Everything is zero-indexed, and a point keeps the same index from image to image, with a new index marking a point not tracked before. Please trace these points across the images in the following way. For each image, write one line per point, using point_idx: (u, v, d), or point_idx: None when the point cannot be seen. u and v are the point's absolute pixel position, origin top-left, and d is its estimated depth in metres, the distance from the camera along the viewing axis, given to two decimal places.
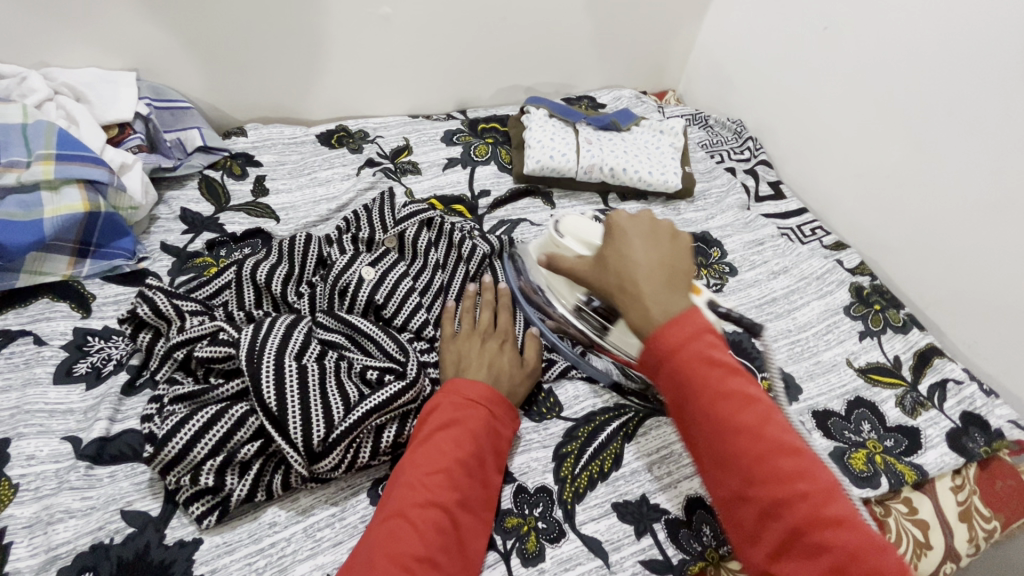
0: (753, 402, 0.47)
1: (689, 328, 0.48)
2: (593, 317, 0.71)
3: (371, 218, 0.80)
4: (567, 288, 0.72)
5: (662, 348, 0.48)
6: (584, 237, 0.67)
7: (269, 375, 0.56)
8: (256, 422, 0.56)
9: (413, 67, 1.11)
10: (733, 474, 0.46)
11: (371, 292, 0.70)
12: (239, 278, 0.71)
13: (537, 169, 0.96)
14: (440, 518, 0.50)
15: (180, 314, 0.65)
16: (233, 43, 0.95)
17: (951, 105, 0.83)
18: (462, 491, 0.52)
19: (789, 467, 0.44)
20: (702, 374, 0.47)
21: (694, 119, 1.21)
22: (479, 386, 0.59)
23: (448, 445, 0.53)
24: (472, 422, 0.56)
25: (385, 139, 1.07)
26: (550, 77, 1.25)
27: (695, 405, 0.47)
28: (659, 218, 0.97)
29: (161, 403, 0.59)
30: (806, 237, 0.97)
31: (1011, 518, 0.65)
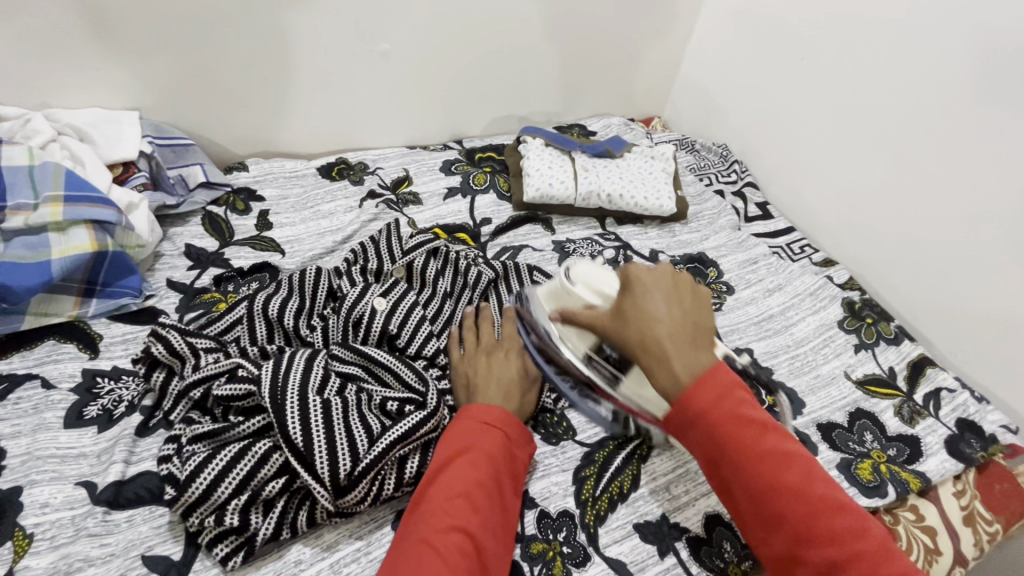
0: (794, 461, 0.50)
1: (717, 387, 0.51)
2: (604, 366, 0.63)
3: (379, 250, 0.82)
4: (579, 339, 0.64)
5: (696, 412, 0.51)
6: (598, 288, 0.63)
7: (294, 410, 0.56)
8: (280, 458, 0.56)
9: (409, 100, 1.14)
10: (783, 535, 0.48)
11: (383, 322, 0.71)
12: (251, 312, 0.71)
13: (536, 197, 0.99)
14: (462, 541, 0.50)
15: (194, 352, 0.65)
16: (234, 80, 0.97)
17: (923, 125, 0.89)
18: (484, 516, 0.53)
19: (836, 523, 0.48)
20: (739, 435, 0.50)
21: (681, 143, 1.26)
22: (496, 409, 0.60)
23: (470, 470, 0.54)
24: (488, 444, 0.57)
25: (385, 170, 1.09)
26: (542, 106, 1.29)
27: (735, 472, 0.50)
28: (655, 240, 1.00)
29: (178, 443, 0.59)
30: (797, 255, 1.00)
31: (1010, 520, 0.68)
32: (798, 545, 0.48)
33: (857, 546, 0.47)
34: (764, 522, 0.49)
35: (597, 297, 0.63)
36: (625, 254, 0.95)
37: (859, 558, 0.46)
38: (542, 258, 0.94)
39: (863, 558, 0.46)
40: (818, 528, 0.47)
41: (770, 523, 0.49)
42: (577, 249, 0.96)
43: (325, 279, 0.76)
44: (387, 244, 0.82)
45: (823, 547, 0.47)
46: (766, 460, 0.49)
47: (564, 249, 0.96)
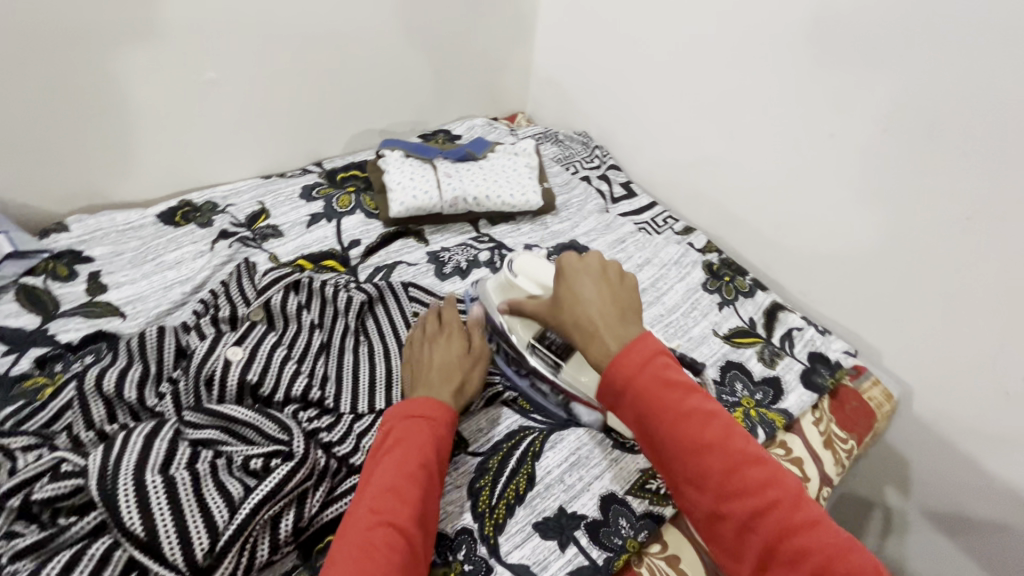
0: (714, 419, 0.53)
1: (642, 354, 0.55)
2: (547, 355, 0.69)
3: (230, 293, 0.76)
4: (523, 328, 0.72)
5: (622, 377, 0.54)
6: (537, 278, 0.71)
7: (129, 499, 0.49)
8: (124, 555, 0.50)
9: (253, 128, 1.06)
10: (708, 491, 0.51)
11: (240, 373, 0.66)
12: (82, 394, 0.63)
13: (402, 211, 0.96)
14: (393, 535, 0.50)
15: (10, 454, 0.58)
16: (31, 132, 0.85)
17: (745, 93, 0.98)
18: (418, 507, 0.53)
19: (756, 476, 0.51)
20: (660, 398, 0.53)
21: (546, 136, 1.29)
22: (431, 402, 0.61)
23: (404, 462, 0.55)
24: (420, 435, 0.58)
25: (237, 206, 1.01)
26: (402, 116, 1.26)
27: (659, 432, 0.53)
28: (529, 235, 1.01)
29: None
30: (661, 227, 1.06)
31: (861, 434, 0.76)
32: (722, 500, 0.50)
33: (772, 495, 0.50)
34: (692, 481, 0.52)
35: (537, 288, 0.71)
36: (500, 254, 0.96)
37: (779, 507, 0.49)
38: (417, 271, 0.92)
39: (783, 508, 0.49)
40: (737, 482, 0.50)
41: (697, 482, 0.51)
42: (452, 256, 0.95)
43: (171, 338, 0.69)
44: (241, 286, 0.76)
45: (745, 499, 0.50)
46: (689, 419, 0.52)
47: (439, 258, 0.94)
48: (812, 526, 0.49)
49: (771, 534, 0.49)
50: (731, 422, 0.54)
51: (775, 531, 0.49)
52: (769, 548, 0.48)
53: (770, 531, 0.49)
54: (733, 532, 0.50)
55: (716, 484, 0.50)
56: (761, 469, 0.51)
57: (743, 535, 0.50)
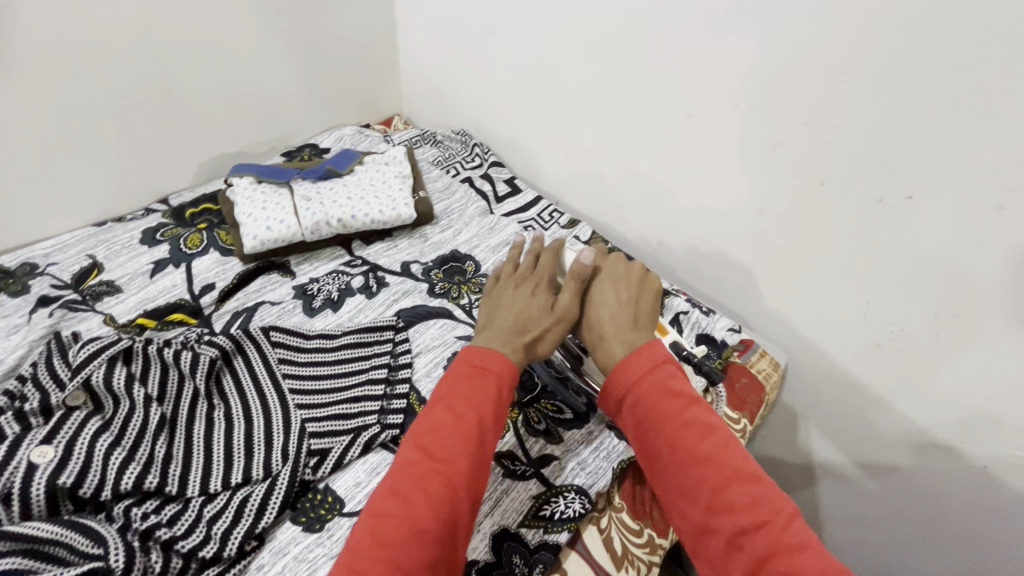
0: (710, 429, 0.50)
1: (649, 362, 0.54)
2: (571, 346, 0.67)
3: (38, 379, 0.64)
4: None
5: (626, 381, 0.54)
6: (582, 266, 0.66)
7: None
8: None
9: (69, 172, 0.92)
10: (698, 502, 0.47)
11: (51, 477, 0.55)
12: None
13: (256, 246, 0.86)
14: (446, 486, 0.48)
15: None
16: None
17: None
18: (466, 464, 0.49)
19: (746, 493, 0.46)
20: (659, 406, 0.52)
21: (422, 138, 1.21)
22: (492, 356, 0.57)
23: (452, 414, 0.52)
24: (489, 380, 0.55)
25: (61, 265, 0.87)
26: (259, 135, 1.14)
27: (656, 439, 0.51)
28: (407, 251, 0.94)
29: None
30: (547, 223, 1.02)
31: (750, 411, 0.77)
32: (710, 513, 0.46)
33: (763, 512, 0.44)
34: (684, 492, 0.48)
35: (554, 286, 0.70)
36: (375, 277, 0.88)
37: (766, 526, 0.43)
38: (282, 310, 0.83)
39: (772, 528, 0.43)
40: (726, 494, 0.46)
41: (689, 495, 0.48)
42: (322, 287, 0.86)
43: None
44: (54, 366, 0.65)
45: (733, 514, 0.45)
46: (683, 427, 0.50)
47: (307, 291, 0.86)
48: (801, 552, 0.42)
49: (755, 556, 0.42)
50: (732, 438, 0.50)
51: (761, 553, 0.42)
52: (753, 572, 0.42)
53: (757, 551, 0.43)
54: (720, 551, 0.44)
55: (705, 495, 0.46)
56: (755, 485, 0.46)
57: (729, 554, 0.44)
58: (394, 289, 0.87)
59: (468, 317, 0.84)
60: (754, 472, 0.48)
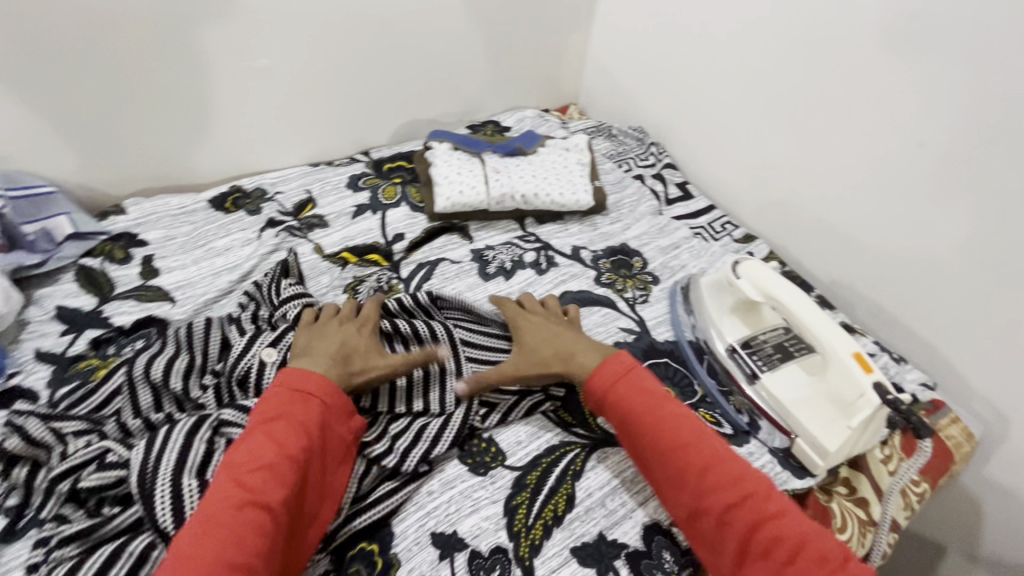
0: (687, 421, 0.59)
1: (619, 368, 0.63)
2: (746, 362, 0.71)
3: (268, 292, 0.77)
4: (730, 329, 0.75)
5: (603, 386, 0.62)
6: (761, 286, 0.69)
7: (165, 500, 0.53)
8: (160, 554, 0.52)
9: (303, 116, 1.05)
10: (686, 488, 0.55)
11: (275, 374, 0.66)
12: (132, 379, 0.64)
13: (448, 206, 0.94)
14: (261, 518, 0.49)
15: (63, 438, 0.59)
16: (99, 117, 0.87)
17: (823, 91, 0.90)
18: (267, 493, 0.50)
19: (726, 476, 0.54)
20: (638, 404, 0.60)
21: (598, 130, 1.23)
22: (313, 376, 0.58)
23: (264, 445, 0.53)
24: (297, 412, 0.56)
25: (285, 194, 1.01)
26: (451, 106, 1.23)
27: (641, 434, 0.59)
28: (577, 236, 0.96)
29: (46, 548, 0.53)
30: (718, 233, 1.00)
31: (935, 476, 0.69)
32: (700, 496, 0.54)
33: (743, 489, 0.54)
34: (671, 481, 0.57)
35: (762, 298, 0.69)
36: (547, 255, 0.92)
37: (753, 499, 0.53)
38: (461, 270, 0.89)
39: (757, 501, 0.53)
40: (709, 478, 0.54)
41: (678, 485, 0.56)
42: (497, 255, 0.91)
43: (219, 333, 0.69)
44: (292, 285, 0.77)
45: (723, 497, 0.53)
46: (661, 422, 0.58)
47: (484, 257, 0.91)
48: (784, 517, 0.52)
49: (746, 527, 0.52)
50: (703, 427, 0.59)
51: (751, 523, 0.52)
52: (746, 542, 0.51)
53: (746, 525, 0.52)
54: (712, 527, 0.53)
55: (691, 483, 0.55)
56: (733, 464, 0.56)
57: (721, 531, 0.53)
58: (562, 270, 0.90)
59: (631, 311, 0.84)
60: (730, 453, 0.57)
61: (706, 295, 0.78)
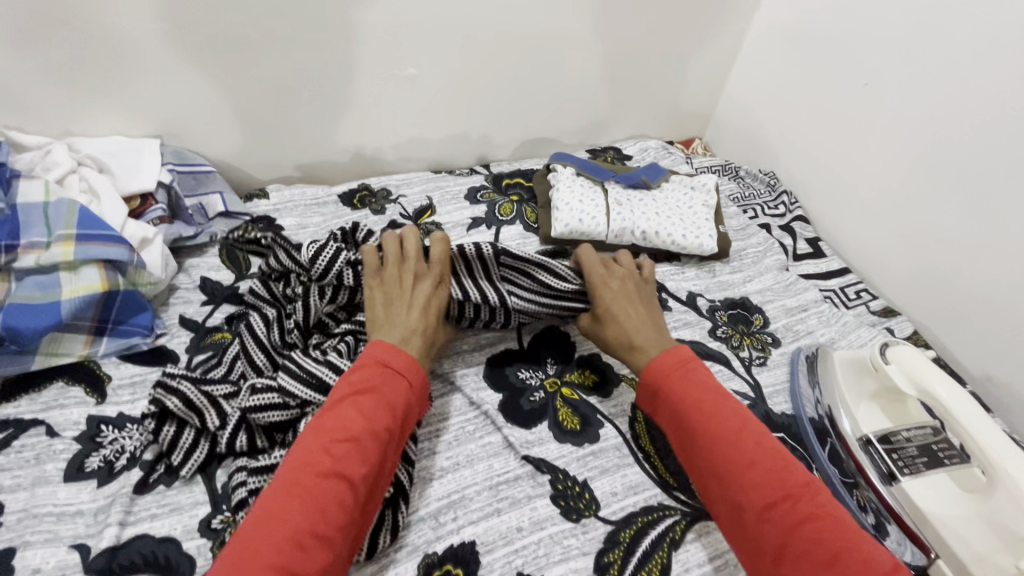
0: (741, 420, 0.57)
1: (675, 358, 0.63)
2: (883, 460, 0.63)
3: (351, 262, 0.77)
4: (868, 418, 0.67)
5: (656, 376, 0.62)
6: (914, 375, 0.62)
7: None
8: None
9: (435, 124, 1.09)
10: (727, 484, 0.54)
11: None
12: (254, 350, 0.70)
13: (565, 233, 0.92)
14: (338, 496, 0.49)
15: (212, 402, 0.63)
16: (259, 110, 0.95)
17: (1008, 166, 0.79)
18: (351, 468, 0.50)
19: (772, 473, 0.53)
20: (693, 397, 0.59)
21: (724, 170, 1.17)
22: (404, 356, 0.59)
23: (343, 420, 0.53)
24: (378, 386, 0.56)
25: (408, 197, 1.04)
26: (574, 128, 1.22)
27: (693, 427, 0.57)
28: (694, 282, 0.91)
29: (190, 511, 0.60)
30: (852, 301, 0.92)
31: None
32: (743, 491, 0.52)
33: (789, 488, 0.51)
34: (716, 475, 0.55)
35: (915, 392, 0.62)
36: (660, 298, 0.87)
37: (803, 495, 0.51)
38: None
39: (799, 499, 0.51)
40: (757, 475, 0.53)
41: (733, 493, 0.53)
42: None
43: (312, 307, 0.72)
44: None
45: (782, 507, 0.50)
46: (716, 415, 0.57)
47: None
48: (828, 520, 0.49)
49: (789, 524, 0.49)
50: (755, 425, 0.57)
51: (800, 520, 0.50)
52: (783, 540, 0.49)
53: (786, 523, 0.50)
54: (751, 522, 0.51)
55: (739, 478, 0.53)
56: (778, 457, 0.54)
57: (760, 527, 0.51)
58: (675, 316, 0.85)
59: (746, 373, 0.78)
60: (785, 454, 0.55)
61: (842, 371, 0.71)
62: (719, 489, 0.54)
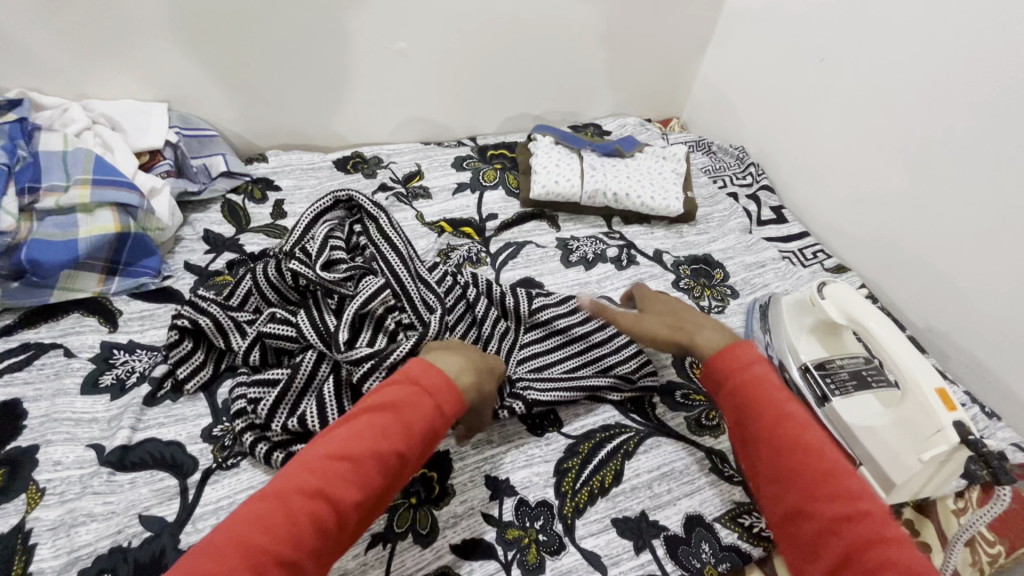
0: (812, 429, 0.53)
1: (744, 357, 0.60)
2: (818, 384, 0.71)
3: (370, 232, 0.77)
4: (807, 350, 0.75)
5: (722, 372, 0.60)
6: (845, 308, 0.68)
7: (285, 407, 0.63)
8: (279, 455, 0.62)
9: (425, 98, 1.16)
10: (793, 490, 0.50)
11: (360, 329, 0.69)
12: (258, 285, 0.75)
13: (543, 194, 1.00)
14: (321, 515, 0.44)
15: (239, 326, 0.71)
16: (259, 79, 1.02)
17: (948, 131, 0.86)
18: (348, 484, 0.46)
19: (843, 486, 0.49)
20: (761, 399, 0.56)
21: (697, 145, 1.24)
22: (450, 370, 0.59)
23: (365, 428, 0.49)
24: (412, 406, 0.51)
25: (398, 164, 1.11)
26: (557, 105, 1.29)
27: (758, 428, 0.55)
28: (662, 241, 0.99)
29: (193, 421, 0.66)
30: (808, 260, 0.99)
31: (1018, 544, 0.63)
32: (808, 499, 0.49)
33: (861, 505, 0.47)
34: (779, 479, 0.52)
35: (846, 321, 0.69)
36: (628, 254, 0.95)
37: (868, 518, 0.46)
38: (544, 254, 0.94)
39: (874, 517, 0.46)
40: (827, 485, 0.49)
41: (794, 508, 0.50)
42: (581, 247, 0.96)
43: (304, 274, 0.71)
44: (380, 231, 0.76)
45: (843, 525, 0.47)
46: (784, 420, 0.54)
47: (568, 246, 0.96)
48: (902, 545, 0.44)
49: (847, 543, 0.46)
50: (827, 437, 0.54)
51: (862, 539, 0.45)
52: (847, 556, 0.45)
53: (853, 538, 0.46)
54: (812, 538, 0.48)
55: (804, 484, 0.50)
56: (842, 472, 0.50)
57: (823, 538, 0.47)
58: (642, 269, 0.93)
59: None
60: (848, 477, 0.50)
61: (788, 310, 0.78)
62: (779, 495, 0.51)
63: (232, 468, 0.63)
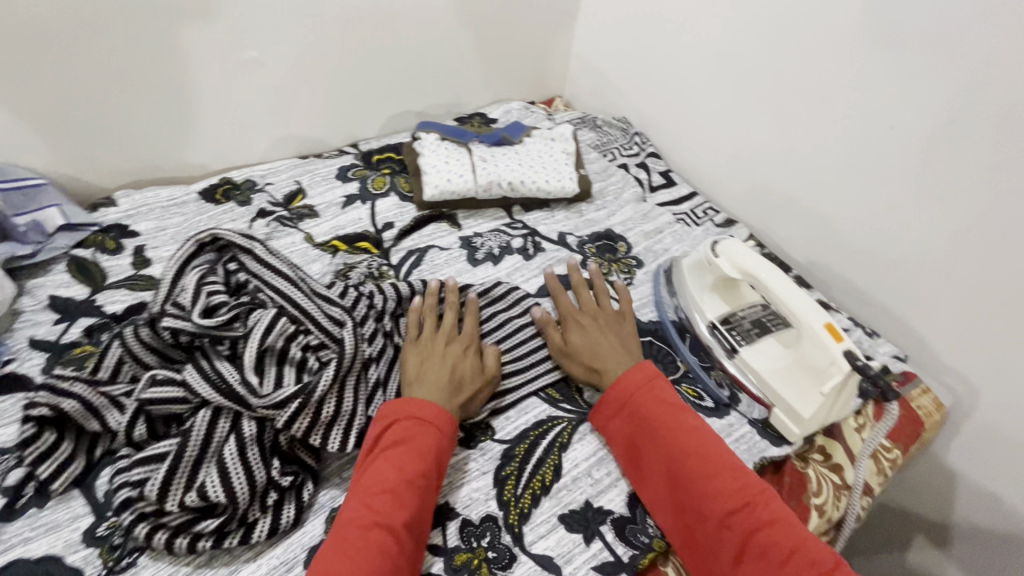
0: (698, 430, 0.62)
1: (640, 375, 0.66)
2: (726, 338, 0.74)
3: (248, 267, 0.69)
4: (711, 307, 0.78)
5: (621, 393, 0.65)
6: (738, 263, 0.72)
7: (180, 482, 0.55)
8: (183, 542, 0.54)
9: (293, 109, 1.07)
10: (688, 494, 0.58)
11: (263, 368, 0.63)
12: (128, 348, 0.64)
13: (436, 195, 0.96)
14: None
15: (113, 401, 0.61)
16: (86, 113, 0.88)
17: (799, 81, 0.93)
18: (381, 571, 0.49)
19: (732, 482, 0.57)
20: (660, 414, 0.63)
21: (584, 121, 1.25)
22: (431, 406, 0.61)
23: (377, 515, 0.52)
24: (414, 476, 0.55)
25: (276, 185, 1.01)
26: (438, 99, 1.25)
27: (656, 441, 0.61)
28: (564, 223, 0.99)
29: (67, 526, 0.57)
30: (700, 219, 1.04)
31: (906, 444, 0.72)
32: (704, 498, 0.57)
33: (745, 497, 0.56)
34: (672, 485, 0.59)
35: (739, 275, 0.72)
36: (533, 241, 0.94)
37: (752, 505, 0.56)
38: (449, 257, 0.91)
39: (757, 507, 0.56)
40: (718, 483, 0.57)
41: (680, 488, 0.58)
42: (485, 242, 0.93)
43: (183, 328, 0.63)
44: (259, 261, 0.69)
45: (723, 498, 0.56)
46: (680, 429, 0.61)
47: (471, 243, 0.93)
48: (777, 525, 0.54)
49: (745, 532, 0.54)
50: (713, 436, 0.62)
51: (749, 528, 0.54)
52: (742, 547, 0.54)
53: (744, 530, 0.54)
54: (712, 531, 0.55)
55: (694, 486, 0.58)
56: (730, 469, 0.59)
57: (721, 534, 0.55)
58: (549, 255, 0.92)
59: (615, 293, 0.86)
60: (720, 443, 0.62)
61: (689, 273, 0.81)
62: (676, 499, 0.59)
63: (128, 568, 0.55)
